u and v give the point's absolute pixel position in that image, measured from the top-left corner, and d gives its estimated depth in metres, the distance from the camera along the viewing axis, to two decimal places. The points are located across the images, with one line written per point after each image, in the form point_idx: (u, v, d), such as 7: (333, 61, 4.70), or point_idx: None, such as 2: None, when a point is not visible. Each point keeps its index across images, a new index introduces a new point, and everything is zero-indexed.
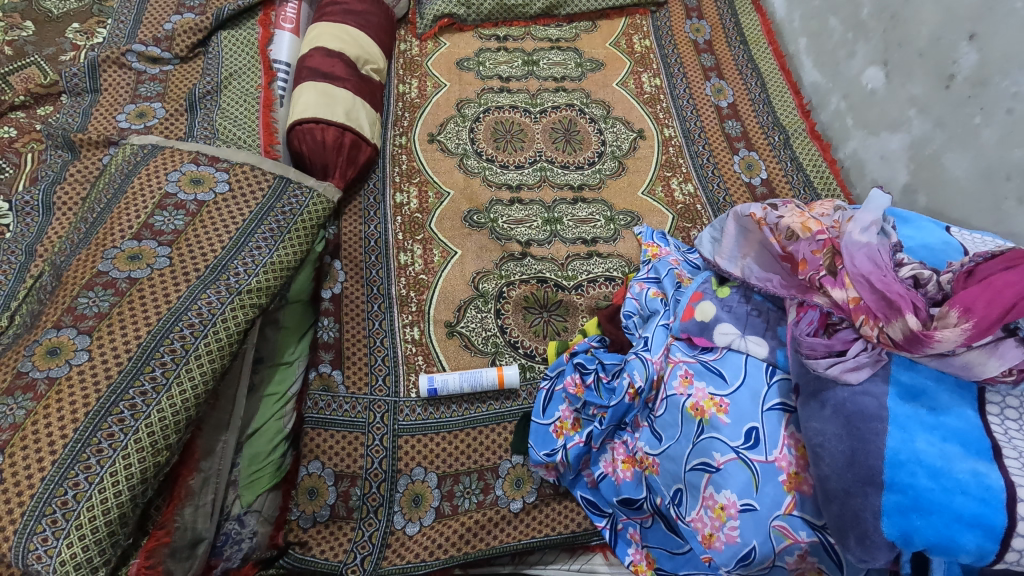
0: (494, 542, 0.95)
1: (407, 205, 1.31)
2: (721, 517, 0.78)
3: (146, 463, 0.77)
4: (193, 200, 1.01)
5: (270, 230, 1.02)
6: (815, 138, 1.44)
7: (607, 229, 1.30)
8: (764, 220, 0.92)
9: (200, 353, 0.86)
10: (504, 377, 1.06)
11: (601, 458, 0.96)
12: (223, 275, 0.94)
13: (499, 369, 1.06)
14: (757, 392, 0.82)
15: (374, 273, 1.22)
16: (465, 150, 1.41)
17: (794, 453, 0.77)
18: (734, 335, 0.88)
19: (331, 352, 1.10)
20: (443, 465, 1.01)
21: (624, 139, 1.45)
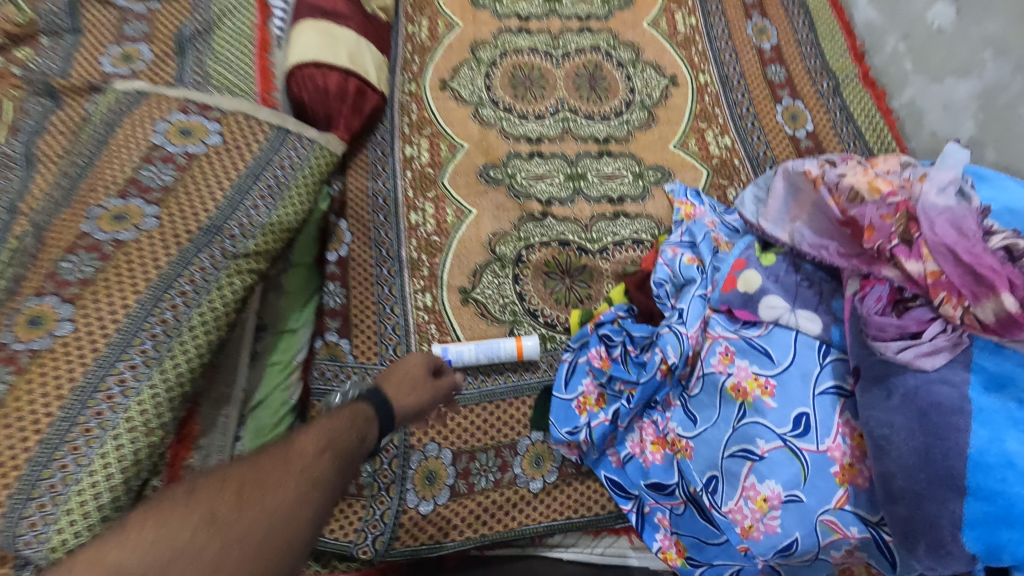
0: (513, 522, 0.90)
1: (418, 159, 1.21)
2: (762, 509, 0.72)
3: (138, 445, 0.72)
4: (183, 153, 0.91)
5: (268, 187, 0.93)
6: (868, 85, 1.29)
7: (635, 187, 1.20)
8: (822, 178, 0.81)
9: (194, 323, 0.80)
10: (523, 349, 0.98)
11: (628, 437, 0.89)
12: (217, 238, 0.85)
13: (518, 341, 0.98)
14: (808, 373, 0.73)
15: (382, 234, 1.13)
16: (480, 98, 1.28)
17: (848, 442, 0.70)
18: (783, 309, 0.78)
19: (338, 319, 1.05)
20: (458, 441, 0.94)
21: (654, 87, 1.31)
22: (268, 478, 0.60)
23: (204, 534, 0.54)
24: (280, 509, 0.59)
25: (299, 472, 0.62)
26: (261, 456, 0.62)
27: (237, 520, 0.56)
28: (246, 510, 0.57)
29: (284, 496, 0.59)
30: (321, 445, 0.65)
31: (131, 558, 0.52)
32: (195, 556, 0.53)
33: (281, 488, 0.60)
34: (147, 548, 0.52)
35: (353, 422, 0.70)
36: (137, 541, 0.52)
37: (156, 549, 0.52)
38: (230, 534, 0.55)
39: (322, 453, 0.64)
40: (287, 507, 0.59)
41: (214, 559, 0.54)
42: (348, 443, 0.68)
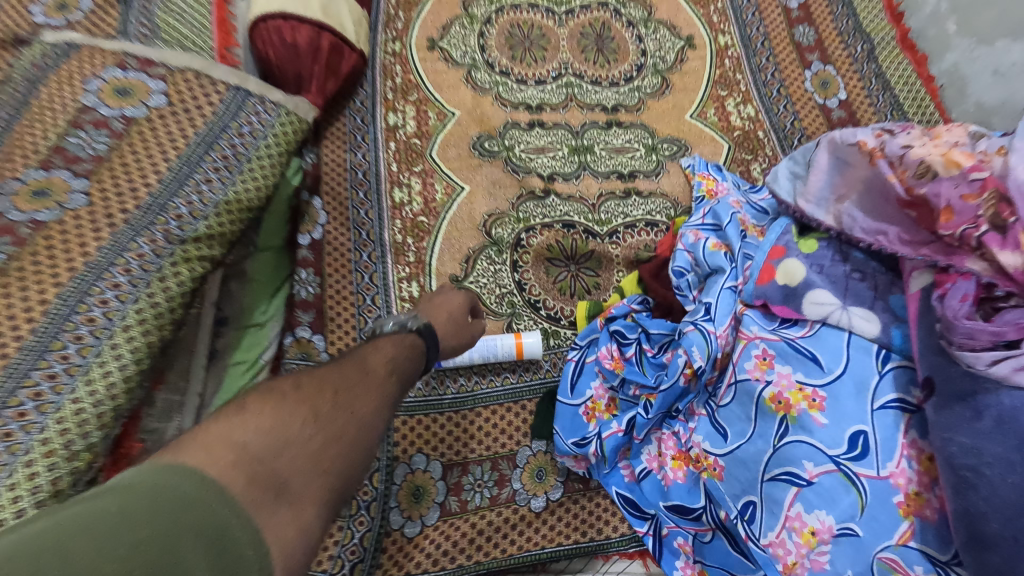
0: (512, 548, 0.79)
1: (403, 128, 1.07)
2: (809, 544, 0.61)
3: (58, 473, 0.58)
4: (119, 116, 0.75)
5: (223, 158, 0.78)
6: (906, 49, 1.16)
7: (648, 161, 1.06)
8: (881, 151, 0.67)
9: (131, 322, 0.65)
10: (524, 348, 0.86)
11: (644, 450, 0.77)
12: (160, 218, 0.71)
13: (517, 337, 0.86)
14: (864, 384, 0.62)
15: (362, 214, 0.99)
16: (473, 59, 1.13)
17: (915, 467, 0.58)
18: (834, 306, 0.66)
19: (311, 312, 0.92)
20: (449, 453, 0.82)
21: (669, 49, 1.17)
22: (357, 384, 0.55)
23: (314, 424, 0.49)
24: (371, 413, 0.54)
25: (378, 386, 0.57)
26: (341, 365, 0.57)
27: (338, 413, 0.51)
28: (343, 409, 0.52)
29: (372, 400, 0.55)
30: (388, 366, 0.61)
31: (252, 436, 0.45)
32: (306, 439, 0.48)
33: (369, 396, 0.55)
34: (266, 430, 0.46)
35: (409, 349, 0.66)
36: (256, 425, 0.46)
37: (273, 431, 0.46)
38: (332, 425, 0.50)
39: (388, 374, 0.60)
40: (374, 410, 0.55)
41: (319, 447, 0.48)
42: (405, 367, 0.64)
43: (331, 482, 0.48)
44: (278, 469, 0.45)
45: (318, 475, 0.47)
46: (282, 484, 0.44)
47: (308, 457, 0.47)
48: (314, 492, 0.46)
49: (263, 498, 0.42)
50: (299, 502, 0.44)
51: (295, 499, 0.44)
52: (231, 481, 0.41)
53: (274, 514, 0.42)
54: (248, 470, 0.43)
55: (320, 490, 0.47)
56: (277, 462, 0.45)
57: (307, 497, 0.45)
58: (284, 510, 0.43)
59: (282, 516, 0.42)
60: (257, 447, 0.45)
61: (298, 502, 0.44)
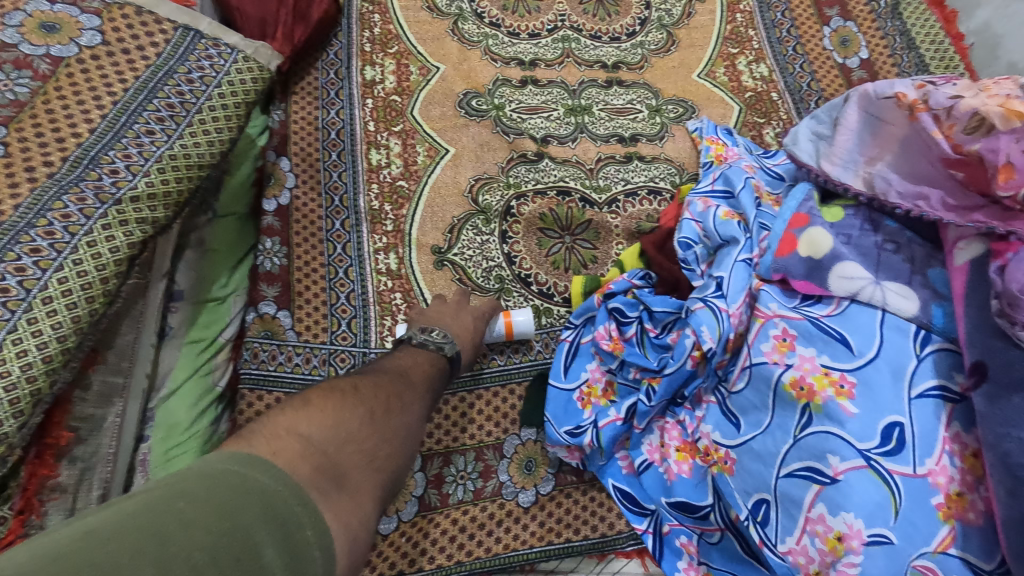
0: (498, 547, 0.71)
1: (381, 84, 0.96)
2: (835, 551, 0.53)
3: None
4: (44, 56, 0.65)
5: (168, 106, 0.68)
6: (933, 5, 1.07)
7: (651, 124, 0.97)
8: (924, 104, 0.58)
9: (53, 293, 0.55)
10: (516, 323, 0.78)
11: (644, 440, 0.69)
12: (93, 172, 0.62)
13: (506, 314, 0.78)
14: (901, 370, 0.54)
15: (335, 178, 0.89)
16: (460, 9, 1.03)
17: (958, 465, 0.51)
18: (866, 281, 0.58)
19: (277, 286, 0.82)
20: (429, 441, 0.75)
21: (675, 2, 1.07)
22: (405, 392, 0.56)
23: (369, 424, 0.49)
24: (416, 422, 0.55)
25: (421, 397, 0.58)
26: (387, 374, 0.57)
27: (390, 418, 0.52)
28: (395, 414, 0.53)
29: (416, 411, 0.56)
30: (427, 382, 0.60)
31: (312, 431, 0.45)
32: (360, 438, 0.48)
33: (413, 409, 0.56)
34: (326, 426, 0.46)
35: (443, 369, 0.64)
36: (318, 420, 0.46)
37: (331, 428, 0.46)
38: (384, 429, 0.51)
39: (427, 391, 0.59)
40: (418, 421, 0.56)
41: (371, 448, 0.49)
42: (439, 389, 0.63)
43: (383, 480, 0.48)
44: (337, 464, 0.45)
45: (374, 473, 0.48)
46: (341, 479, 0.44)
47: (363, 455, 0.47)
48: (370, 489, 0.46)
49: (326, 488, 0.42)
50: (358, 497, 0.44)
51: (354, 494, 0.44)
52: (297, 470, 0.41)
53: (337, 504, 0.42)
54: (312, 461, 0.43)
55: (373, 488, 0.47)
56: (338, 458, 0.45)
57: (364, 493, 0.45)
58: (344, 503, 0.43)
59: (343, 508, 0.42)
60: (318, 442, 0.45)
61: (358, 498, 0.44)
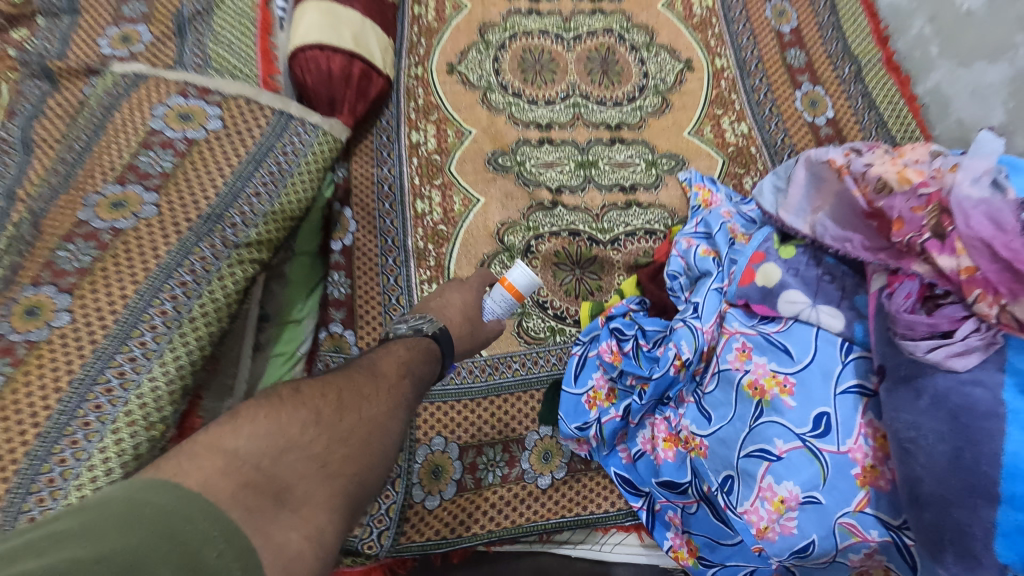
0: (520, 519, 0.88)
1: (424, 145, 1.18)
2: (779, 510, 0.69)
3: (139, 438, 0.70)
4: (182, 138, 0.87)
5: (270, 173, 0.90)
6: (891, 70, 1.24)
7: (648, 175, 1.16)
8: (848, 168, 0.77)
9: (195, 314, 0.77)
10: (517, 288, 0.80)
11: (639, 433, 0.87)
12: (218, 226, 0.83)
13: (504, 282, 0.80)
14: (828, 372, 0.70)
15: (388, 223, 1.10)
16: (489, 82, 1.24)
17: (871, 443, 0.67)
18: (804, 304, 0.75)
19: (343, 310, 1.02)
20: (464, 435, 0.92)
21: (669, 71, 1.27)
22: (365, 386, 0.57)
23: (313, 431, 0.49)
24: (378, 415, 0.55)
25: (394, 385, 0.59)
26: (360, 368, 0.60)
27: (340, 421, 0.52)
28: (346, 411, 0.53)
29: (387, 398, 0.58)
30: (401, 368, 0.62)
31: (244, 450, 0.45)
32: (306, 447, 0.48)
33: (384, 394, 0.58)
34: (260, 441, 0.46)
35: (429, 355, 0.68)
36: (250, 436, 0.46)
37: (267, 441, 0.46)
38: (336, 430, 0.51)
39: (404, 376, 0.62)
40: (384, 414, 0.56)
41: (322, 452, 0.49)
42: (380, 415, 0.55)
43: (344, 487, 0.48)
44: (280, 480, 0.45)
45: (326, 482, 0.47)
46: (285, 495, 0.45)
47: (311, 464, 0.47)
48: (324, 498, 0.47)
49: (268, 505, 0.43)
50: (310, 508, 0.45)
51: (304, 506, 0.45)
52: (220, 488, 0.42)
53: (279, 521, 0.42)
54: (241, 478, 0.43)
55: (331, 498, 0.47)
56: (278, 472, 0.45)
57: (320, 503, 0.46)
58: (287, 518, 0.43)
59: (287, 523, 0.43)
60: (252, 455, 0.45)
61: (310, 509, 0.45)
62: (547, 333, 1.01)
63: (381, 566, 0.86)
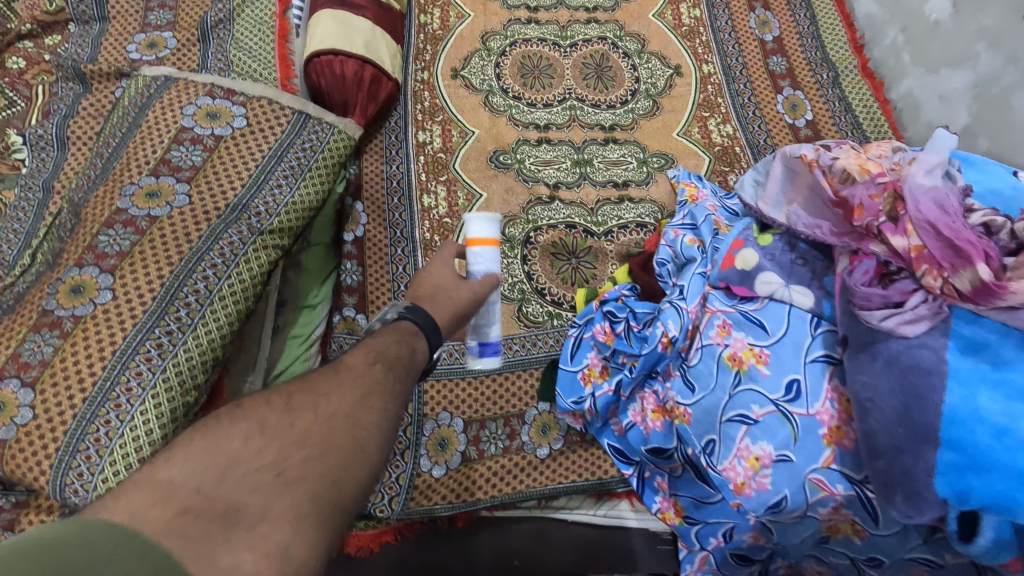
0: (520, 486, 0.96)
1: (430, 144, 1.26)
2: (754, 467, 0.77)
3: (175, 403, 0.77)
4: (210, 135, 0.95)
5: (290, 168, 0.97)
6: (867, 76, 1.32)
7: (639, 172, 1.24)
8: (817, 162, 0.84)
9: (224, 293, 0.84)
10: (486, 240, 0.80)
11: (629, 407, 0.94)
12: (244, 215, 0.90)
13: (472, 241, 0.80)
14: (800, 343, 0.78)
15: (397, 216, 1.18)
16: (490, 86, 1.33)
17: (836, 406, 0.74)
18: (778, 284, 0.83)
19: (355, 296, 1.10)
20: (469, 410, 1.00)
21: (659, 76, 1.35)
22: (322, 386, 0.60)
23: (258, 443, 0.52)
24: (342, 409, 0.58)
25: (359, 377, 0.62)
26: (323, 372, 0.63)
27: (291, 427, 0.54)
28: (298, 416, 0.56)
29: (354, 390, 0.60)
30: (374, 351, 0.66)
31: (182, 478, 0.48)
32: (254, 460, 0.51)
33: (348, 390, 0.60)
34: (199, 466, 0.49)
35: (399, 341, 0.69)
36: (193, 464, 0.49)
37: (206, 465, 0.50)
38: (287, 438, 0.53)
39: (373, 365, 0.64)
40: (347, 408, 0.58)
41: (275, 462, 0.51)
42: (339, 411, 0.58)
43: (306, 490, 0.50)
44: (231, 499, 0.47)
45: (284, 491, 0.49)
46: (237, 514, 0.46)
47: (265, 476, 0.50)
48: (282, 510, 0.48)
49: (215, 527, 0.45)
50: (268, 523, 0.47)
51: (260, 522, 0.46)
52: (154, 516, 0.44)
53: (228, 540, 0.44)
54: (180, 505, 0.45)
55: (291, 507, 0.48)
56: (222, 493, 0.48)
57: (279, 516, 0.47)
58: (240, 537, 0.45)
59: (239, 542, 0.44)
60: (191, 481, 0.48)
61: (268, 525, 0.46)
62: (545, 317, 1.09)
63: (391, 529, 0.93)
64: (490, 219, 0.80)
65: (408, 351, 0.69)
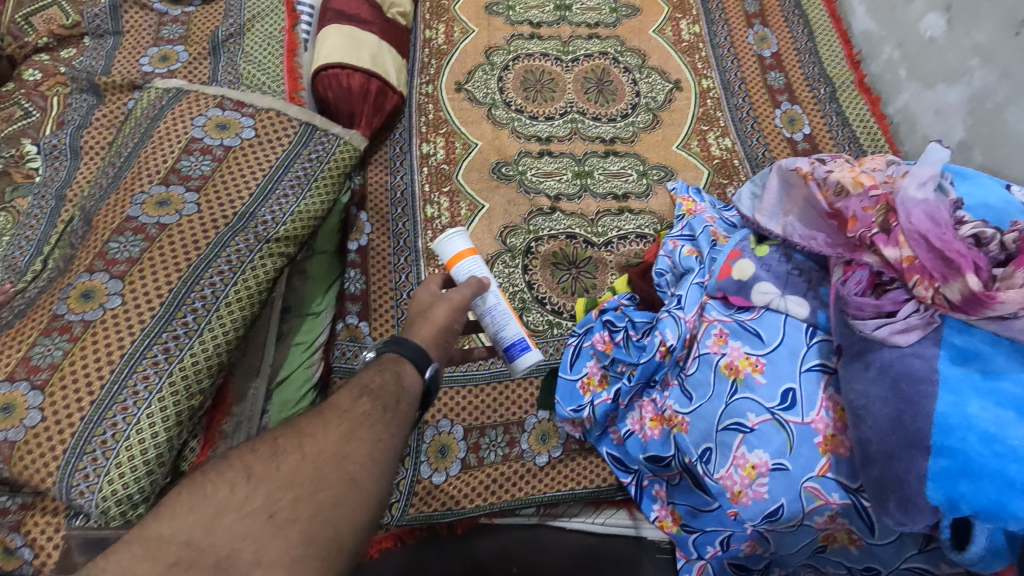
0: (520, 493, 0.97)
1: (434, 156, 1.28)
2: (750, 475, 0.78)
3: (181, 406, 0.78)
4: (219, 145, 0.98)
5: (297, 178, 1.00)
6: (863, 91, 1.34)
7: (639, 184, 1.26)
8: (811, 175, 0.86)
9: (230, 299, 0.86)
10: (454, 256, 0.86)
11: (628, 415, 0.95)
12: (251, 223, 0.92)
13: (448, 266, 0.87)
14: (795, 352, 0.79)
15: (400, 225, 1.20)
16: (494, 99, 1.35)
17: (832, 415, 0.75)
18: (774, 294, 0.84)
19: (358, 304, 1.11)
20: (469, 418, 1.01)
21: (659, 91, 1.38)
22: (306, 427, 0.61)
23: (245, 489, 0.54)
24: (329, 446, 0.59)
25: (345, 413, 0.62)
26: (310, 414, 0.63)
27: (277, 470, 0.56)
28: (284, 459, 0.57)
29: (340, 427, 0.61)
30: (359, 386, 0.66)
31: (171, 532, 0.51)
32: (242, 506, 0.53)
33: (334, 427, 0.61)
34: (187, 519, 0.52)
35: (383, 370, 0.69)
36: (181, 518, 0.52)
37: (194, 517, 0.52)
38: (274, 482, 0.55)
39: (358, 400, 0.64)
40: (335, 445, 0.59)
41: (264, 505, 0.53)
42: (327, 448, 0.59)
43: (299, 531, 0.52)
44: (221, 549, 0.50)
45: (278, 533, 0.51)
46: (227, 563, 0.50)
47: (256, 521, 0.52)
48: (276, 555, 0.50)
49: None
50: (261, 570, 0.49)
51: (253, 569, 0.49)
52: (144, 572, 0.48)
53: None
54: (171, 558, 0.49)
55: (286, 551, 0.50)
56: (212, 542, 0.51)
57: (273, 561, 0.50)
58: None
59: None
60: (180, 533, 0.51)
61: (261, 572, 0.49)
62: (545, 326, 1.10)
63: (391, 535, 0.94)
64: (448, 238, 0.86)
65: (393, 380, 0.68)
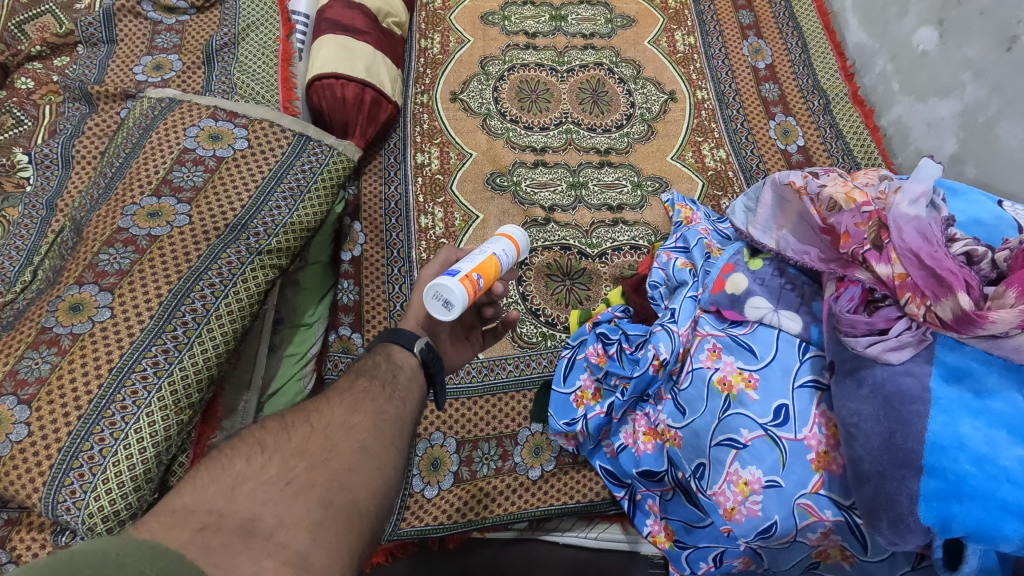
0: (512, 507, 0.97)
1: (428, 166, 1.28)
2: (744, 492, 0.77)
3: (170, 421, 0.77)
4: (212, 156, 0.97)
5: (290, 188, 0.99)
6: (857, 104, 1.35)
7: (633, 196, 1.26)
8: (805, 189, 0.85)
9: (221, 312, 0.85)
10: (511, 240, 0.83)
11: (621, 429, 0.95)
12: (243, 234, 0.92)
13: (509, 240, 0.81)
14: (788, 368, 0.79)
15: (394, 236, 1.20)
16: (488, 110, 1.36)
17: (824, 431, 0.75)
18: (767, 309, 0.83)
19: (351, 314, 1.11)
20: (462, 431, 1.01)
21: (654, 102, 1.38)
22: (312, 407, 0.63)
23: (261, 459, 0.55)
24: (334, 420, 0.61)
25: (346, 392, 0.65)
26: (314, 398, 0.65)
27: (288, 441, 0.57)
28: (294, 432, 0.59)
29: (344, 402, 0.64)
30: (358, 371, 0.69)
31: (194, 502, 0.50)
32: (260, 475, 0.53)
33: (337, 403, 0.64)
34: (207, 490, 0.51)
35: (374, 355, 0.72)
36: (201, 490, 0.51)
37: (214, 489, 0.52)
38: (287, 452, 0.56)
39: (356, 380, 0.68)
40: (341, 417, 0.62)
41: (280, 474, 0.54)
42: (333, 420, 0.61)
43: (317, 495, 0.53)
44: (244, 513, 0.50)
45: (296, 499, 0.52)
46: (253, 525, 0.49)
47: (274, 488, 0.52)
48: (299, 517, 0.50)
49: (234, 539, 0.47)
50: (287, 531, 0.49)
51: (278, 531, 0.49)
52: (172, 536, 0.46)
53: (249, 551, 0.47)
54: (196, 524, 0.48)
55: (308, 513, 0.51)
56: (236, 509, 0.50)
57: (297, 523, 0.50)
58: (260, 546, 0.47)
59: (260, 551, 0.47)
60: (203, 503, 0.50)
61: (287, 532, 0.49)
62: (539, 338, 1.10)
63: (383, 550, 0.93)
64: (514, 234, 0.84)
65: (384, 361, 0.71)
